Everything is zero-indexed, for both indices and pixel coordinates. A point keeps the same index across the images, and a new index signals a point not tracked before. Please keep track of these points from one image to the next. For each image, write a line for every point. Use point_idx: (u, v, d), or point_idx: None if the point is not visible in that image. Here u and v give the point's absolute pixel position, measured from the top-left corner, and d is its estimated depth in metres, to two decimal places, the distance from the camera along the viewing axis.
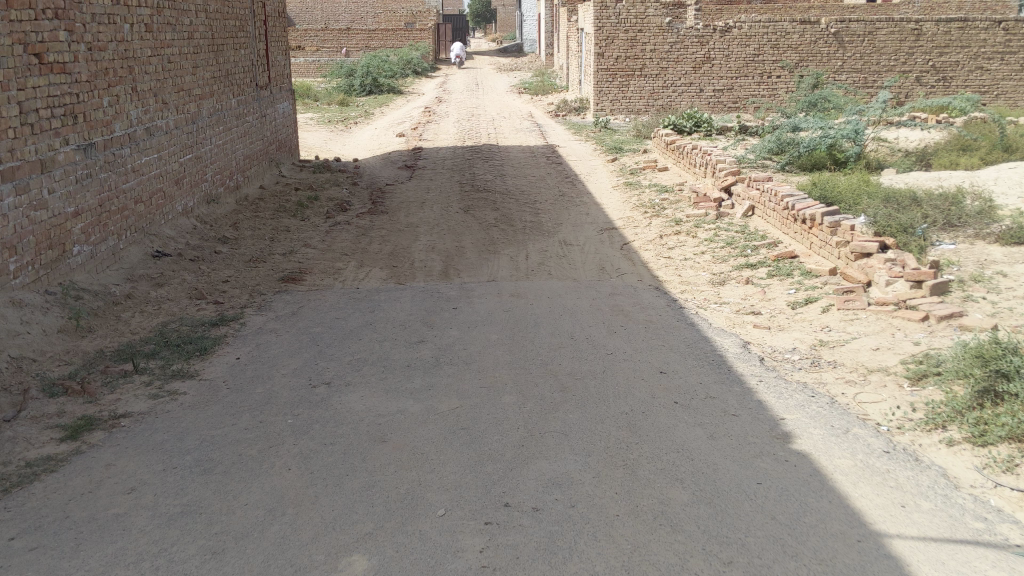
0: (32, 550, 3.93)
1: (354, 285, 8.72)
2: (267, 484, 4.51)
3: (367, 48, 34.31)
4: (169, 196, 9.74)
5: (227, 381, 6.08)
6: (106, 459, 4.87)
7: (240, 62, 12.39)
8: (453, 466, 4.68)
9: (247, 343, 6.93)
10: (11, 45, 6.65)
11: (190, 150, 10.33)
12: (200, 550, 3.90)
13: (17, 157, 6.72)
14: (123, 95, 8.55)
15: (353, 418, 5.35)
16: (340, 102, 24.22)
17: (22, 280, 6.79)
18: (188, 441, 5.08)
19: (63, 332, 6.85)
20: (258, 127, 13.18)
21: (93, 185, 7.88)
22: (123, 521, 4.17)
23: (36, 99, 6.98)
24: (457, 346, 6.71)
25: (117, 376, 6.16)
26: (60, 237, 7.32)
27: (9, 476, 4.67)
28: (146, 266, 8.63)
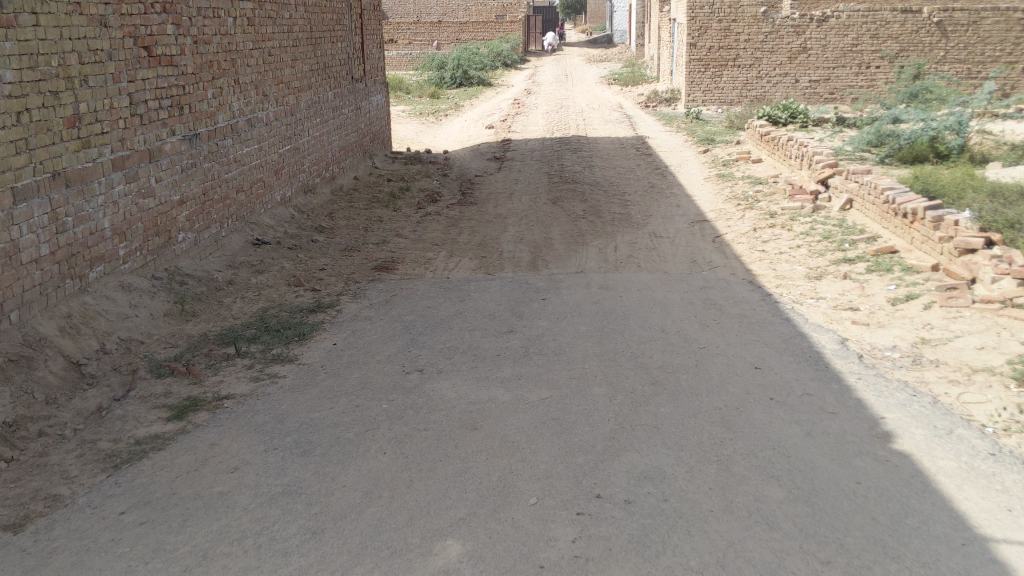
0: (141, 525, 4.10)
1: (445, 274, 8.80)
2: (363, 467, 4.60)
3: (458, 41, 34.62)
4: (268, 186, 10.02)
5: (325, 366, 6.21)
6: (209, 439, 5.04)
7: (338, 56, 12.63)
8: (544, 456, 4.70)
9: (343, 329, 7.07)
10: (122, 37, 6.93)
11: (288, 141, 10.60)
12: (301, 530, 4.00)
13: (127, 146, 7.05)
14: (226, 87, 8.82)
15: (445, 405, 5.42)
16: (431, 94, 24.51)
17: (131, 266, 7.17)
18: (288, 423, 5.22)
19: (169, 316, 7.17)
20: (353, 119, 13.42)
21: (197, 175, 8.19)
22: (226, 500, 4.30)
23: (145, 90, 7.28)
24: (547, 336, 6.72)
25: (221, 359, 6.39)
26: (167, 225, 7.69)
27: (120, 453, 4.91)
28: (246, 254, 8.92)
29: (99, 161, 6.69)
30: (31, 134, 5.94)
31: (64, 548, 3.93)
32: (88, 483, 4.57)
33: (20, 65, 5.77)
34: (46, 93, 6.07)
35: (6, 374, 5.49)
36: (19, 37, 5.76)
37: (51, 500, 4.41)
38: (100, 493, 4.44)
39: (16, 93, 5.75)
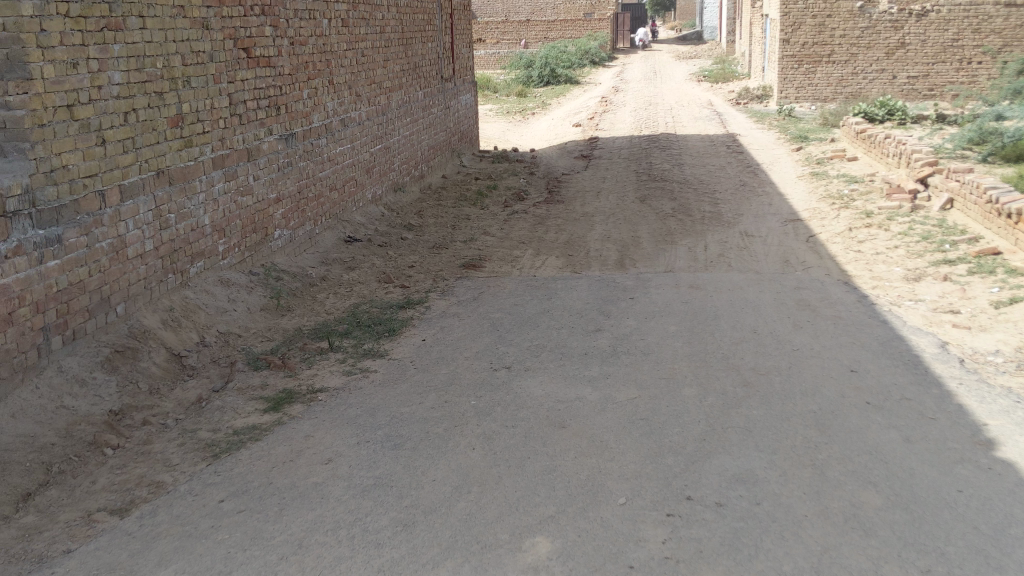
0: (240, 513, 4.23)
1: (532, 273, 8.81)
2: (453, 462, 4.65)
3: (546, 40, 34.65)
4: (360, 185, 10.21)
5: (414, 361, 6.30)
6: (304, 431, 5.18)
7: (428, 56, 12.78)
8: (634, 456, 4.68)
9: (433, 325, 7.16)
10: (222, 40, 7.14)
11: (379, 140, 10.78)
12: (392, 522, 4.07)
13: (227, 146, 7.29)
14: (321, 87, 9.02)
15: (533, 402, 5.44)
16: (518, 93, 24.59)
17: (230, 262, 7.44)
18: (380, 417, 5.31)
19: (265, 310, 7.40)
20: (442, 118, 13.58)
21: (292, 173, 8.41)
22: (320, 491, 4.41)
23: (244, 91, 7.50)
24: (636, 336, 6.68)
25: (314, 354, 6.56)
26: (263, 222, 7.93)
27: (220, 443, 5.11)
28: (338, 251, 9.11)
29: (201, 160, 6.93)
30: (138, 133, 6.17)
31: (167, 533, 4.10)
32: (189, 471, 4.77)
33: (128, 67, 6.00)
34: (152, 94, 6.30)
35: (113, 365, 5.80)
36: (127, 40, 5.99)
37: (155, 487, 4.63)
38: (200, 481, 4.62)
39: (124, 94, 5.99)
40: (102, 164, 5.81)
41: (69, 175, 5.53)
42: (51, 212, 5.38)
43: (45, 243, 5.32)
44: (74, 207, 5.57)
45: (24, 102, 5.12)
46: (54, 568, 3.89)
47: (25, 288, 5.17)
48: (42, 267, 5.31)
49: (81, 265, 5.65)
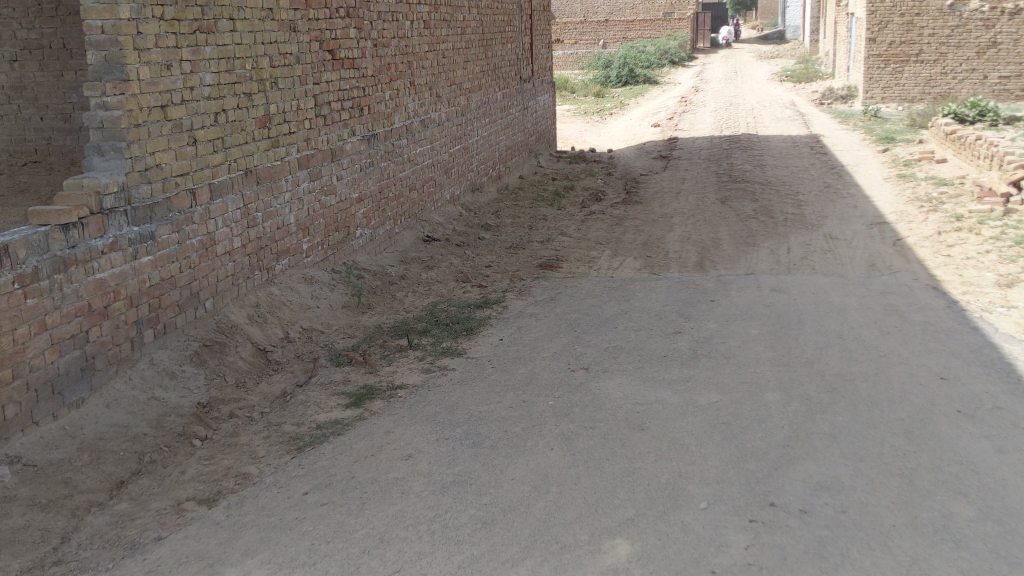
0: (323, 506, 4.32)
1: (610, 274, 8.77)
2: (532, 461, 4.67)
3: (624, 40, 34.48)
4: (439, 185, 10.32)
5: (492, 360, 6.34)
6: (385, 426, 5.25)
7: (508, 56, 12.83)
8: (715, 460, 4.63)
9: (511, 324, 7.19)
10: (309, 42, 7.29)
11: (458, 141, 10.88)
12: (472, 519, 4.10)
13: (312, 146, 7.43)
14: (403, 88, 9.13)
15: (612, 403, 5.42)
16: (596, 94, 24.53)
17: (313, 259, 7.59)
18: (459, 414, 5.36)
19: (346, 307, 7.52)
20: (520, 119, 13.63)
21: (374, 173, 8.55)
22: (401, 486, 4.46)
23: (329, 92, 7.64)
24: (716, 339, 6.61)
25: (394, 351, 6.65)
26: (345, 221, 8.08)
27: (303, 436, 5.22)
28: (417, 251, 9.22)
29: (287, 160, 7.08)
30: (228, 133, 6.33)
31: (253, 524, 4.20)
32: (274, 464, 4.88)
33: (218, 69, 6.16)
34: (241, 95, 6.46)
35: (201, 359, 5.98)
36: (218, 42, 6.15)
37: (241, 478, 4.75)
38: (285, 474, 4.73)
39: (214, 95, 6.15)
40: (193, 164, 5.98)
41: (162, 173, 5.70)
42: (145, 209, 5.56)
43: (139, 240, 5.51)
44: (167, 204, 5.74)
45: (121, 102, 5.30)
46: (147, 554, 4.03)
47: (119, 282, 5.37)
48: (136, 262, 5.50)
49: (172, 261, 5.83)
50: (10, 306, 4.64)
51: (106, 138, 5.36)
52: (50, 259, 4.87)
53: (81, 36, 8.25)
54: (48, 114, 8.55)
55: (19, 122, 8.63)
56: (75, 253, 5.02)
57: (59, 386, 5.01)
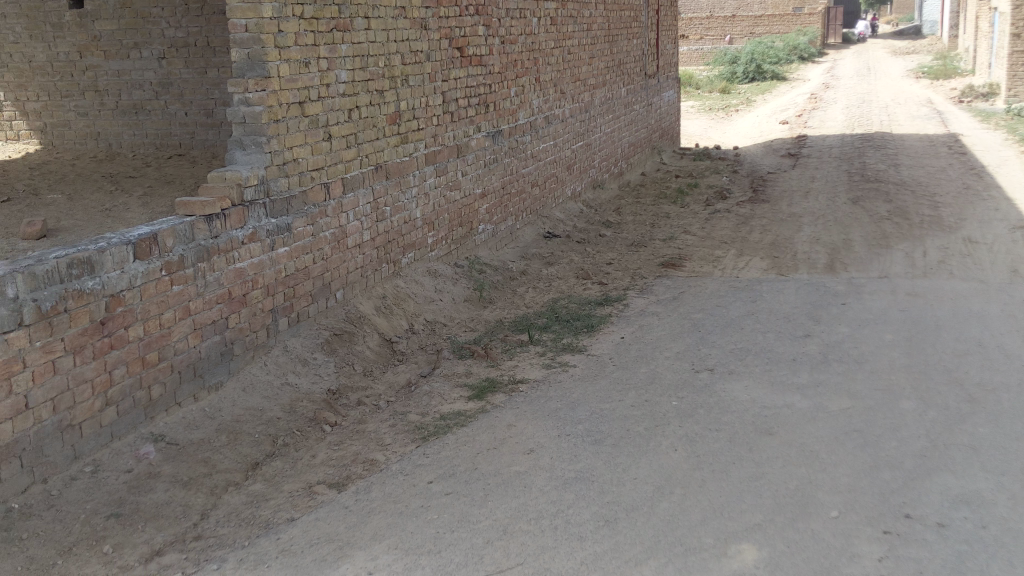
0: (447, 496, 4.39)
1: (734, 274, 8.61)
2: (656, 461, 4.63)
3: (752, 35, 33.71)
4: (561, 181, 10.38)
5: (614, 358, 6.31)
6: (507, 420, 5.30)
7: (633, 52, 12.73)
8: (846, 468, 4.49)
9: (632, 323, 7.14)
10: (439, 40, 7.41)
11: (581, 137, 10.89)
12: (594, 517, 4.10)
13: (438, 142, 7.56)
14: (528, 85, 9.19)
15: (737, 406, 5.33)
16: (722, 90, 24.10)
17: (437, 253, 7.75)
18: (580, 411, 5.36)
19: (468, 301, 7.64)
20: (643, 115, 13.54)
21: (498, 170, 8.65)
22: (524, 480, 4.50)
23: (456, 89, 7.75)
24: (847, 343, 6.41)
25: (516, 345, 6.71)
26: (468, 217, 8.20)
27: (428, 426, 5.33)
28: (538, 247, 9.28)
29: (415, 155, 7.22)
30: (360, 129, 6.50)
31: (381, 510, 4.31)
32: (400, 452, 5.00)
33: (353, 66, 6.33)
34: (374, 92, 6.62)
35: (331, 347, 6.19)
36: (353, 40, 6.32)
37: (369, 464, 4.88)
38: (411, 462, 4.84)
39: (349, 92, 6.32)
40: (328, 159, 6.17)
41: (299, 168, 5.89)
42: (282, 201, 5.76)
43: (276, 231, 5.74)
44: (302, 198, 5.95)
45: (262, 98, 5.50)
46: (280, 534, 4.19)
47: (257, 272, 5.61)
48: (273, 253, 5.72)
49: (306, 253, 6.04)
50: (158, 291, 4.90)
51: (248, 133, 5.57)
52: (195, 248, 5.12)
53: (224, 34, 8.73)
54: (192, 109, 8.95)
55: (165, 117, 9.02)
56: (218, 243, 5.26)
57: (200, 369, 5.29)
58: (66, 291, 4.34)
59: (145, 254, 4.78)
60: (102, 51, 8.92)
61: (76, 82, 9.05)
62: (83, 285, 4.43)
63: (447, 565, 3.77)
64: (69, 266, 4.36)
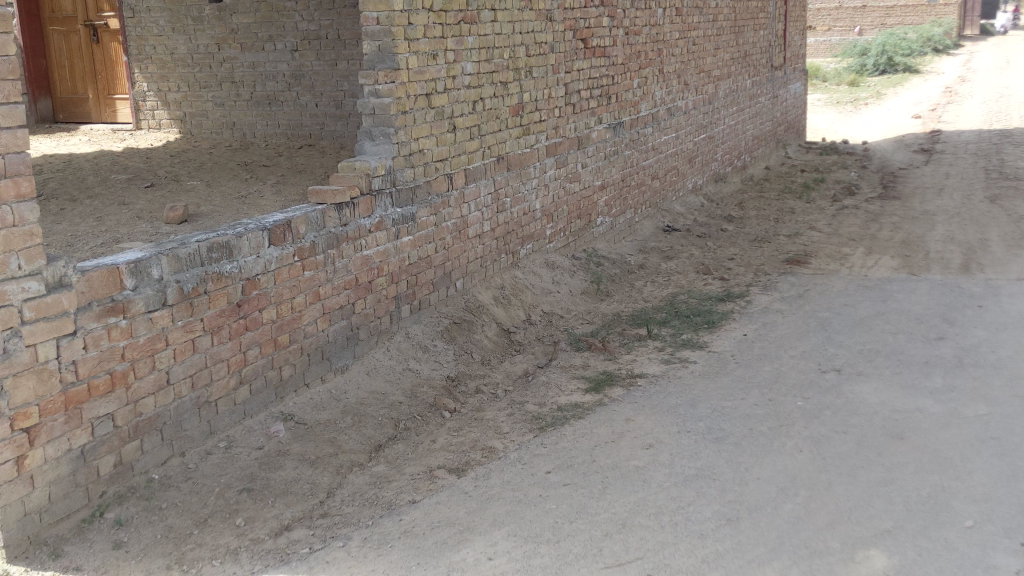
0: (566, 486, 4.41)
1: (862, 273, 8.33)
2: (780, 462, 4.54)
3: (883, 26, 32.45)
4: (681, 174, 10.27)
5: (736, 356, 6.20)
6: (625, 414, 5.28)
7: (760, 43, 12.45)
8: (982, 477, 4.30)
9: (755, 320, 7.00)
10: (563, 31, 7.40)
11: (703, 130, 10.73)
12: (716, 515, 4.04)
13: (560, 134, 7.57)
14: (651, 77, 9.10)
15: (866, 409, 5.16)
16: (850, 83, 23.34)
17: (555, 245, 7.78)
18: (701, 408, 5.29)
19: (586, 294, 7.64)
20: (768, 108, 13.25)
21: (618, 162, 8.62)
22: (643, 474, 4.47)
23: (579, 81, 7.74)
24: (984, 347, 6.12)
25: (634, 340, 6.66)
26: (587, 209, 8.20)
27: (546, 417, 5.35)
28: (658, 241, 9.20)
29: (536, 147, 7.26)
30: (484, 121, 6.57)
31: (500, 497, 4.36)
32: (518, 440, 5.04)
33: (478, 58, 6.40)
34: (498, 84, 6.68)
35: (451, 335, 6.29)
36: (480, 32, 6.38)
37: (488, 451, 4.94)
38: (529, 452, 4.88)
39: (474, 84, 6.39)
40: (452, 150, 6.26)
41: (424, 158, 5.99)
42: (408, 191, 5.87)
43: (402, 220, 5.85)
44: (427, 188, 6.05)
45: (391, 90, 5.61)
46: (402, 515, 4.28)
47: (383, 259, 5.74)
48: (397, 241, 5.85)
49: (429, 242, 6.15)
50: (291, 276, 5.07)
51: (377, 124, 5.68)
52: (325, 235, 5.27)
53: (354, 27, 8.92)
54: (322, 101, 9.21)
55: (297, 108, 9.31)
56: (346, 231, 5.40)
57: (328, 352, 5.46)
58: (206, 274, 4.53)
59: (279, 240, 4.96)
60: (239, 43, 9.28)
61: (214, 74, 9.46)
62: (222, 268, 4.62)
63: (566, 555, 3.79)
64: (209, 250, 4.55)
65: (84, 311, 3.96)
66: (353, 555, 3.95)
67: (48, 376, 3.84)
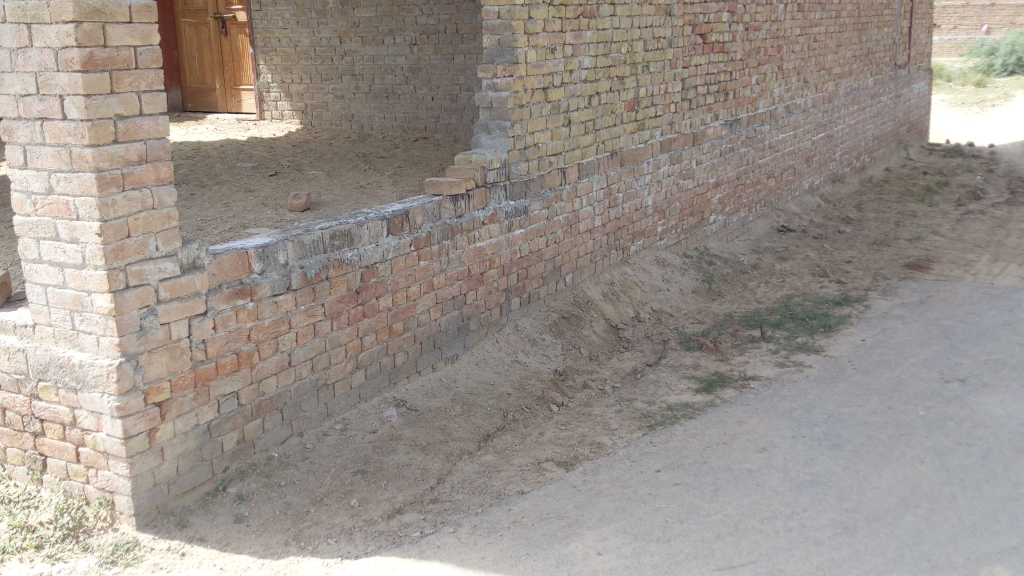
0: (676, 486, 4.37)
1: (988, 280, 7.99)
2: (899, 472, 4.40)
3: (1014, 25, 31.02)
4: (798, 174, 10.05)
5: (853, 361, 6.03)
6: (738, 416, 5.20)
7: (884, 41, 12.05)
8: None
9: (873, 325, 6.79)
10: (682, 26, 7.31)
11: (822, 129, 10.46)
12: (832, 523, 3.95)
13: (675, 130, 7.50)
14: (770, 73, 8.91)
15: (992, 422, 4.95)
16: (977, 83, 22.41)
17: (666, 242, 7.72)
18: (817, 414, 5.17)
19: (697, 292, 7.54)
20: (890, 108, 12.84)
21: (733, 159, 8.48)
22: (756, 478, 4.40)
23: (697, 76, 7.64)
24: None
25: (746, 341, 6.55)
26: (700, 206, 8.11)
27: (655, 415, 5.31)
28: (772, 241, 9.02)
29: (651, 142, 7.20)
30: (599, 115, 6.55)
31: (609, 493, 4.35)
32: (627, 438, 5.02)
33: (596, 53, 6.38)
34: (615, 78, 6.65)
35: (560, 329, 6.31)
36: (598, 27, 6.36)
37: (596, 447, 4.93)
38: (638, 449, 4.85)
39: (591, 78, 6.37)
40: (566, 144, 6.27)
41: (539, 152, 6.02)
42: (521, 184, 5.90)
43: (515, 214, 5.89)
44: (541, 181, 6.07)
45: (509, 84, 5.64)
46: (511, 505, 4.32)
47: (495, 251, 5.79)
48: (510, 234, 5.89)
49: (541, 236, 6.18)
50: (407, 265, 5.16)
51: (493, 118, 5.73)
52: (441, 226, 5.34)
53: (473, 21, 9.05)
54: (438, 94, 9.34)
55: (413, 101, 9.46)
56: (461, 222, 5.47)
57: (440, 341, 5.54)
58: (328, 261, 4.65)
59: (397, 229, 5.05)
60: (360, 36, 9.49)
61: (336, 66, 9.70)
62: (343, 255, 4.74)
63: (677, 555, 3.76)
64: (331, 238, 4.67)
65: (215, 292, 4.12)
66: (463, 542, 4.00)
67: (180, 353, 4.01)
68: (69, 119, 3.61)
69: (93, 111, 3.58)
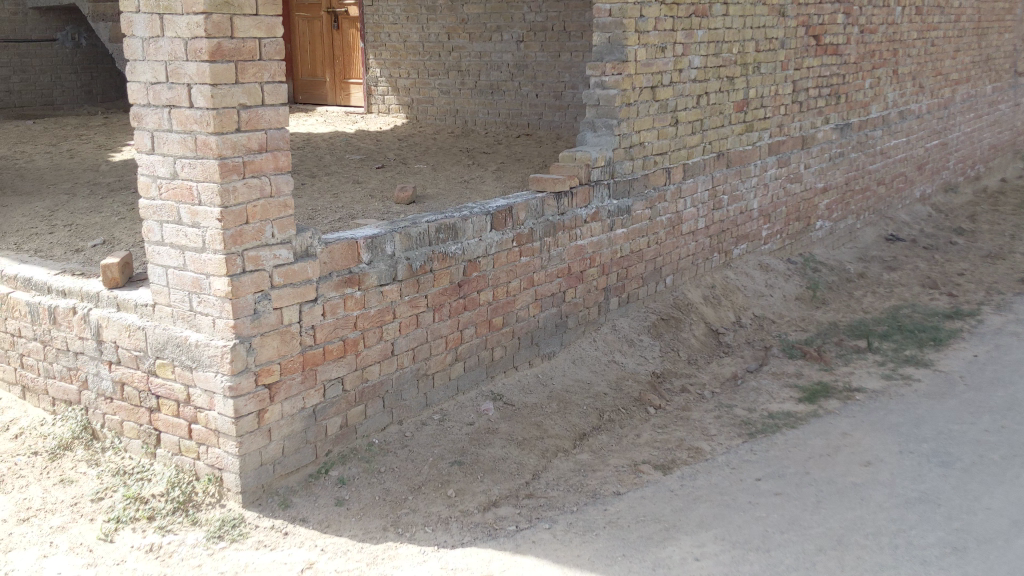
0: (777, 496, 4.29)
1: None
2: (1013, 494, 4.23)
3: None
4: (909, 181, 9.76)
5: (965, 377, 5.82)
6: (842, 428, 5.07)
7: (1005, 46, 11.57)
8: None
9: (987, 341, 6.54)
10: (796, 27, 7.15)
11: (936, 135, 10.12)
12: (940, 542, 3.82)
13: (784, 132, 7.35)
14: (884, 77, 8.66)
15: None
16: None
17: (770, 247, 7.58)
18: (926, 429, 5.01)
19: (801, 299, 7.38)
20: (1009, 116, 12.34)
21: (843, 164, 8.27)
22: (860, 492, 4.29)
23: (808, 79, 7.47)
24: None
25: (851, 351, 6.39)
26: (807, 211, 7.94)
27: (755, 423, 5.23)
28: (880, 250, 8.77)
29: (758, 145, 7.08)
30: (707, 116, 6.46)
31: (707, 499, 4.30)
32: (726, 444, 4.95)
33: (707, 52, 6.29)
34: (724, 79, 6.55)
35: (658, 331, 6.26)
36: (710, 26, 6.27)
37: (694, 452, 4.88)
38: (737, 456, 4.78)
39: (700, 78, 6.29)
40: (673, 144, 6.20)
41: (645, 151, 5.98)
42: (626, 183, 5.87)
43: (617, 213, 5.86)
44: (645, 181, 6.03)
45: (618, 82, 5.61)
46: (607, 505, 4.30)
47: (596, 250, 5.79)
48: (612, 233, 5.87)
49: (643, 236, 6.14)
50: (509, 260, 5.19)
51: (600, 116, 5.71)
52: (544, 222, 5.36)
53: (580, 19, 9.03)
54: (543, 91, 9.35)
55: (518, 98, 9.50)
56: (564, 220, 5.47)
57: (538, 337, 5.56)
58: (433, 253, 4.72)
59: (500, 225, 5.09)
60: (467, 33, 9.59)
61: (443, 62, 9.82)
62: (447, 248, 4.79)
63: (777, 566, 3.69)
64: (437, 231, 4.73)
65: (325, 280, 4.22)
66: (558, 538, 4.00)
67: (290, 338, 4.12)
68: (195, 107, 3.73)
69: (219, 100, 3.70)
